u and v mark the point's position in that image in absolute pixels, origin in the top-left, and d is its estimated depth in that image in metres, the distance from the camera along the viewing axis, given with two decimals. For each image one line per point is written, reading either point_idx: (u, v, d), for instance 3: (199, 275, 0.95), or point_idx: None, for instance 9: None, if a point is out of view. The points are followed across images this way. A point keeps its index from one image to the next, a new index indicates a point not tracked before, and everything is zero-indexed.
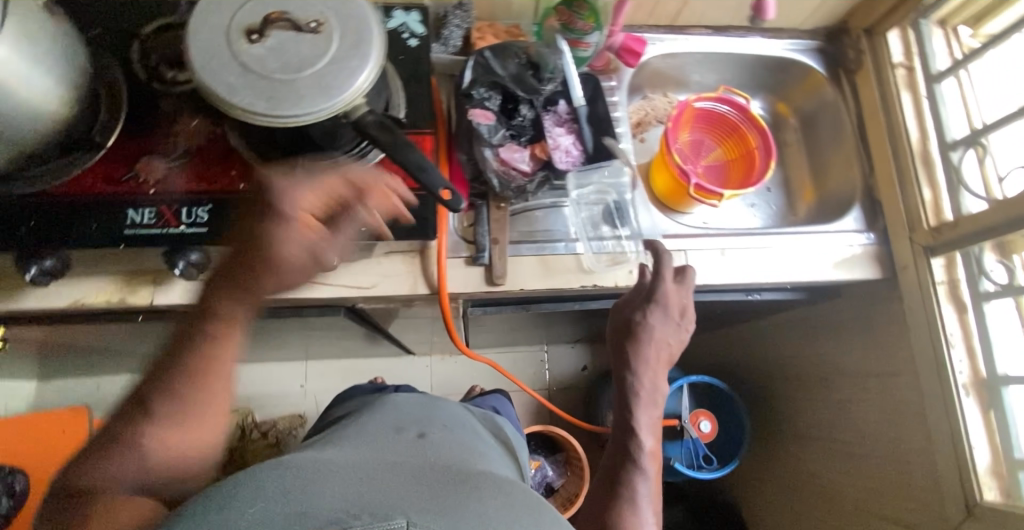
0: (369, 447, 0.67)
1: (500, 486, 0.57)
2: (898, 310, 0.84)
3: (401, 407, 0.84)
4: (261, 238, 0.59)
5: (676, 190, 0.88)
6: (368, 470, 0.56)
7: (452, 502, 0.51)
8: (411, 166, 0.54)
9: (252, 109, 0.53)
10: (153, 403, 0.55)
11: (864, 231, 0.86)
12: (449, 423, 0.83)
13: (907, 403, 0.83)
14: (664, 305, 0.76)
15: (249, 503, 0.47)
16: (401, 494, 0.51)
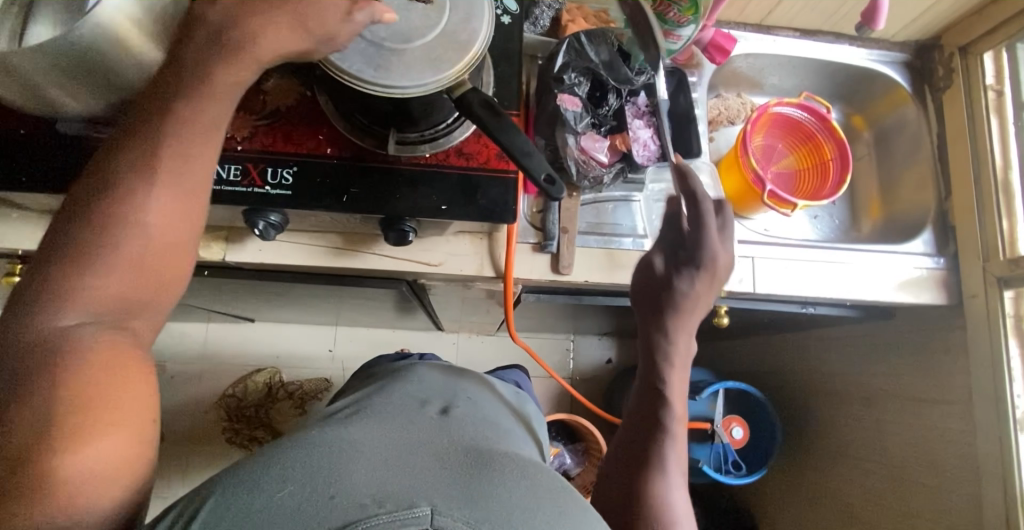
0: (381, 417, 0.55)
1: (549, 479, 0.46)
2: (960, 339, 0.83)
3: (424, 376, 0.75)
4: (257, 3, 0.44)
5: (746, 194, 0.87)
6: (386, 438, 0.47)
7: (491, 477, 0.42)
8: (515, 149, 0.54)
9: (361, 75, 0.52)
10: (134, 169, 0.40)
11: (932, 255, 0.85)
12: (479, 401, 0.71)
13: (957, 431, 0.83)
14: (706, 259, 0.65)
15: (265, 485, 0.39)
16: (426, 472, 0.41)
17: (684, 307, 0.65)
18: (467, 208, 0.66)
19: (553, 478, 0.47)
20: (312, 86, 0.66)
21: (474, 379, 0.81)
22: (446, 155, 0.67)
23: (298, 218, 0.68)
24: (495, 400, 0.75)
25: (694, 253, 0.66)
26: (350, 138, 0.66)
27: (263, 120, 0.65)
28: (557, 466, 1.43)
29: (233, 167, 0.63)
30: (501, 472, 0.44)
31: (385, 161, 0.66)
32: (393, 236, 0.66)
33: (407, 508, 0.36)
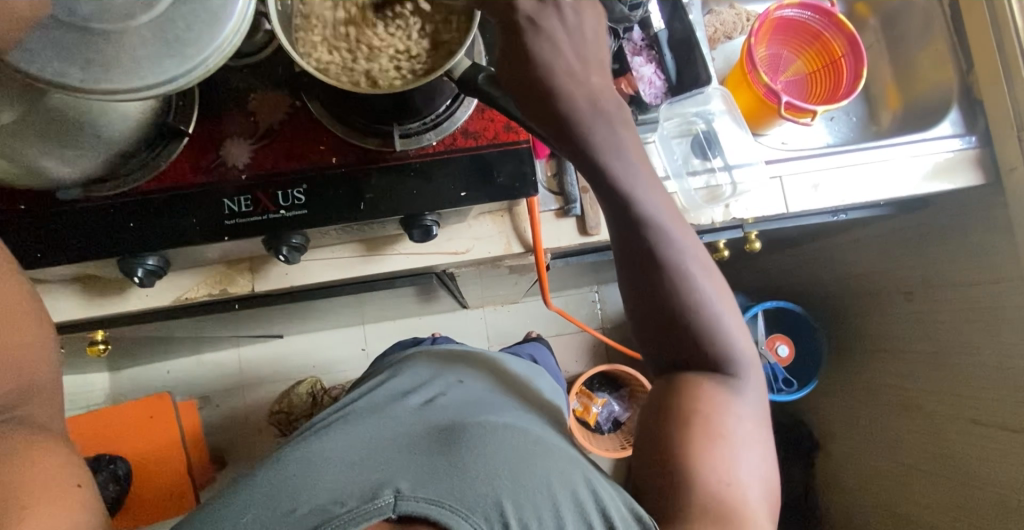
0: (370, 417, 0.67)
1: (505, 445, 0.56)
2: (1003, 216, 0.82)
3: (415, 364, 0.83)
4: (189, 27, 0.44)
5: (760, 110, 0.82)
6: (367, 446, 0.59)
7: (451, 463, 0.53)
8: (532, 120, 0.51)
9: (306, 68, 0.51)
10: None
11: (963, 135, 0.81)
12: (462, 375, 0.78)
13: (1010, 308, 0.83)
14: (573, 75, 0.48)
15: (243, 513, 0.53)
16: (393, 467, 0.54)
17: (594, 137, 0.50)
18: (487, 189, 0.63)
19: (520, 437, 0.58)
20: (301, 94, 0.63)
21: (474, 357, 0.85)
22: (453, 138, 0.64)
23: (318, 235, 0.66)
24: (490, 366, 0.83)
25: (551, 69, 0.47)
26: (351, 142, 0.63)
27: (258, 142, 0.62)
28: (607, 415, 1.46)
29: (242, 197, 0.61)
30: (454, 455, 0.54)
31: (393, 158, 0.63)
32: (417, 234, 0.65)
33: (374, 500, 0.49)
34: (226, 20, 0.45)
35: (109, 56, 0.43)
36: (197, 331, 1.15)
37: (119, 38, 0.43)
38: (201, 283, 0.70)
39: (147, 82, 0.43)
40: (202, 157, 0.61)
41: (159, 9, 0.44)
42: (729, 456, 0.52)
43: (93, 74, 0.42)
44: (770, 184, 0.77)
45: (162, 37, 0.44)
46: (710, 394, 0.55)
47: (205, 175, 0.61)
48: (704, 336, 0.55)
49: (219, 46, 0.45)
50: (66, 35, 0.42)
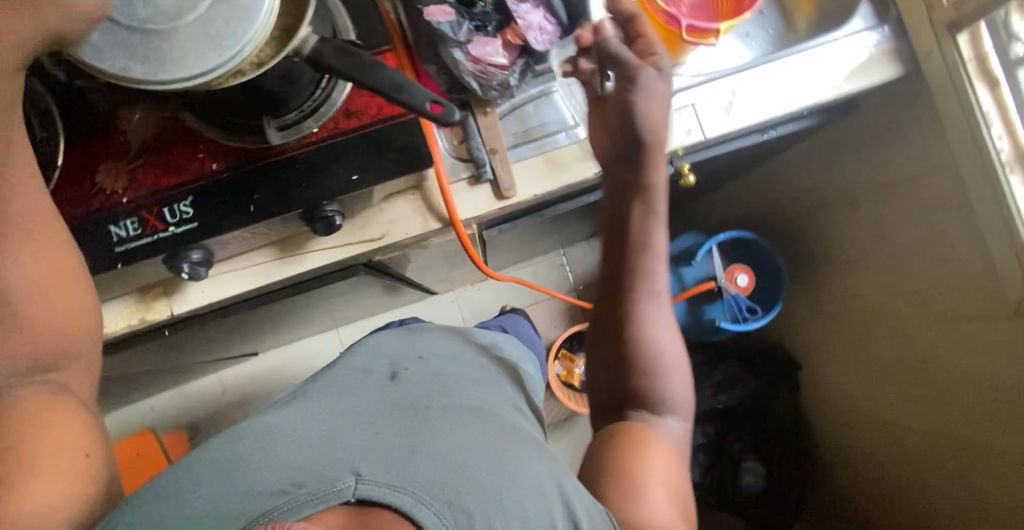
0: (333, 391, 0.65)
1: (469, 441, 0.55)
2: (927, 104, 0.80)
3: (377, 339, 0.82)
4: (223, 29, 0.50)
5: (666, 39, 0.79)
6: (326, 429, 0.56)
7: (416, 451, 0.52)
8: (387, 87, 0.48)
9: (132, 76, 0.49)
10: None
11: (876, 27, 0.78)
12: (429, 349, 0.77)
13: (950, 195, 0.82)
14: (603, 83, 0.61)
15: (193, 490, 0.49)
16: (356, 449, 0.52)
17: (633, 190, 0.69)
18: (379, 169, 0.61)
19: (484, 430, 0.58)
20: (168, 104, 0.60)
21: (435, 331, 0.86)
22: (335, 121, 0.61)
23: (223, 245, 0.64)
24: (456, 342, 0.83)
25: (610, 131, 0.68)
26: (230, 146, 0.60)
27: (135, 161, 0.60)
28: None
29: (128, 221, 0.59)
30: (419, 440, 0.54)
31: (276, 153, 0.60)
32: (320, 226, 0.63)
33: (334, 485, 0.47)
34: (255, 16, 0.49)
35: (163, 51, 0.49)
36: (160, 363, 1.13)
37: (171, 35, 0.50)
38: (118, 316, 0.68)
39: (198, 72, 0.49)
40: (79, 187, 0.59)
41: (201, 10, 0.50)
42: (668, 478, 0.61)
43: (150, 67, 0.49)
44: (680, 117, 0.75)
45: (206, 33, 0.50)
46: (655, 427, 0.65)
47: (84, 205, 0.59)
48: (659, 372, 0.68)
49: (255, 35, 0.49)
50: (133, 37, 0.50)
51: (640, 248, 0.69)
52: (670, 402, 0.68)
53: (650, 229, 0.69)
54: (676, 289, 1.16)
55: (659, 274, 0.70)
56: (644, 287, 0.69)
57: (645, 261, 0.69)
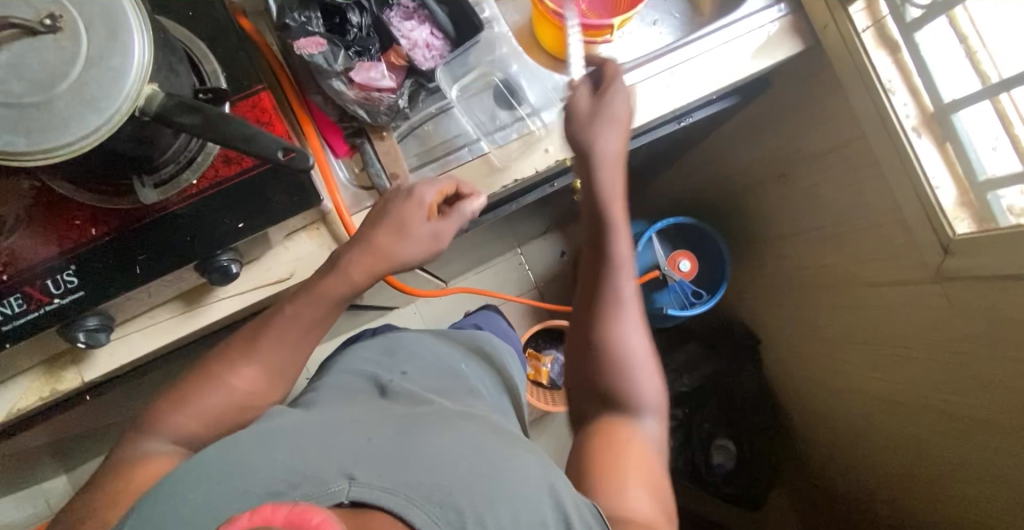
0: (330, 399, 0.62)
1: (463, 443, 0.51)
2: (833, 76, 0.79)
3: (364, 343, 0.80)
4: (97, 94, 0.46)
5: (565, 40, 0.78)
6: (322, 428, 0.53)
7: (407, 451, 0.48)
8: (236, 139, 0.48)
9: (11, 147, 0.45)
10: None
11: (774, 4, 0.78)
12: (422, 353, 0.74)
13: (865, 165, 0.81)
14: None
15: (193, 486, 0.46)
16: (351, 448, 0.48)
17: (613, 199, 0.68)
18: (264, 215, 0.60)
19: (474, 430, 0.55)
20: (39, 173, 0.58)
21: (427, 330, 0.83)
22: (214, 169, 0.59)
23: (121, 307, 0.63)
24: (448, 342, 0.80)
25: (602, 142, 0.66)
26: (109, 208, 0.59)
27: (14, 234, 0.58)
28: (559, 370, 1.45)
29: (13, 297, 0.57)
30: (411, 442, 0.50)
31: (157, 209, 0.59)
32: (217, 277, 0.61)
33: (325, 489, 0.44)
34: (129, 74, 0.46)
35: (42, 121, 0.45)
36: (113, 417, 1.12)
37: (48, 105, 0.45)
38: (28, 390, 0.66)
39: (79, 139, 0.46)
40: None
41: (73, 74, 0.46)
42: (646, 477, 0.57)
43: (35, 138, 0.45)
44: None
45: (82, 99, 0.46)
46: (625, 428, 0.61)
47: None
48: (632, 374, 0.64)
49: (131, 92, 0.46)
50: (6, 110, 0.45)
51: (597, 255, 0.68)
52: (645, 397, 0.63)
53: (610, 236, 0.68)
54: None
55: (621, 277, 0.68)
56: (610, 291, 0.67)
57: (607, 267, 0.67)
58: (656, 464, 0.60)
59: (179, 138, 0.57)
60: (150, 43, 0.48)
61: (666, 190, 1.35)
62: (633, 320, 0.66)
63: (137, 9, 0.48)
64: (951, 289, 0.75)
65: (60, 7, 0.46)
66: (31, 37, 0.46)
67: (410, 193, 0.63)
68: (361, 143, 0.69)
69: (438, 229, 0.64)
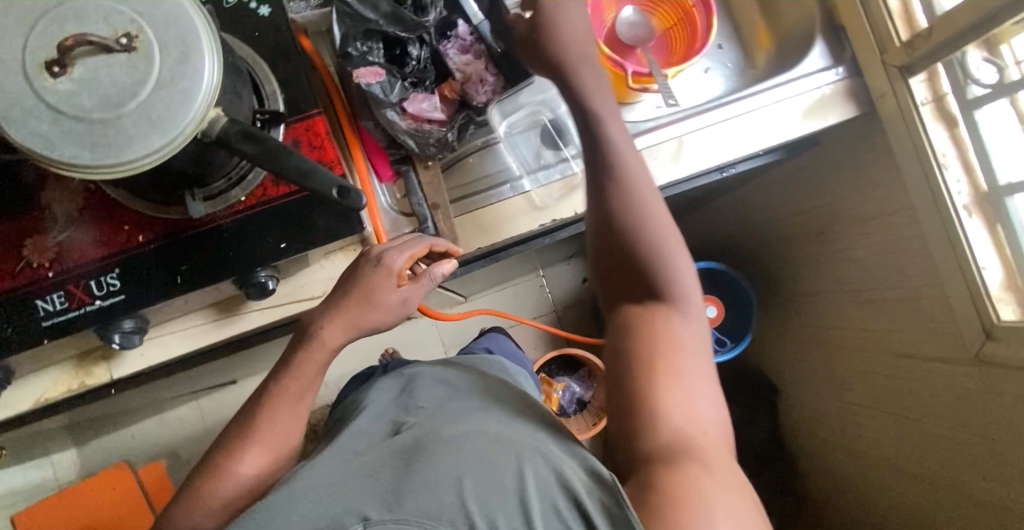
0: (343, 441, 0.61)
1: (466, 451, 0.50)
2: (885, 143, 0.78)
3: (383, 383, 0.79)
4: (164, 116, 0.47)
5: (614, 84, 0.79)
6: (338, 475, 0.52)
7: (413, 483, 0.48)
8: (292, 173, 0.48)
9: (77, 160, 0.46)
10: None
11: (832, 66, 0.77)
12: (434, 382, 0.73)
13: (910, 236, 0.79)
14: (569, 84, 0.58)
15: None
16: (362, 493, 0.49)
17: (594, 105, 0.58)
18: (306, 237, 0.60)
19: (476, 441, 0.52)
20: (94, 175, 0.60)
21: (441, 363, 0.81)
22: (263, 189, 0.60)
23: (157, 311, 0.63)
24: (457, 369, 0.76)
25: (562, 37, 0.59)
26: (156, 216, 0.60)
27: (63, 233, 0.59)
28: (570, 397, 1.43)
29: (56, 294, 0.59)
30: (414, 472, 0.50)
31: (204, 222, 0.60)
32: (253, 293, 0.61)
33: None
34: (196, 97, 0.47)
35: (108, 137, 0.46)
36: (129, 402, 1.13)
37: (115, 121, 0.46)
38: (58, 381, 0.67)
39: (142, 157, 0.47)
40: (6, 261, 0.59)
41: (142, 94, 0.47)
42: (690, 392, 0.50)
43: (100, 154, 0.46)
44: None
45: (149, 118, 0.47)
46: (662, 332, 0.53)
47: (11, 279, 0.58)
48: (663, 266, 0.55)
49: (196, 116, 0.47)
50: (74, 124, 0.46)
51: (607, 151, 0.57)
52: (679, 299, 0.55)
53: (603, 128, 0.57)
54: None
55: (637, 175, 0.57)
56: (608, 194, 0.57)
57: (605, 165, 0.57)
58: (703, 360, 0.52)
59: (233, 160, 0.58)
60: (219, 67, 0.49)
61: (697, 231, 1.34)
62: (657, 220, 0.56)
63: (210, 35, 0.49)
64: (988, 373, 0.73)
65: (137, 27, 0.47)
66: (105, 54, 0.46)
67: (377, 262, 0.60)
68: (406, 170, 0.70)
69: (408, 293, 0.61)
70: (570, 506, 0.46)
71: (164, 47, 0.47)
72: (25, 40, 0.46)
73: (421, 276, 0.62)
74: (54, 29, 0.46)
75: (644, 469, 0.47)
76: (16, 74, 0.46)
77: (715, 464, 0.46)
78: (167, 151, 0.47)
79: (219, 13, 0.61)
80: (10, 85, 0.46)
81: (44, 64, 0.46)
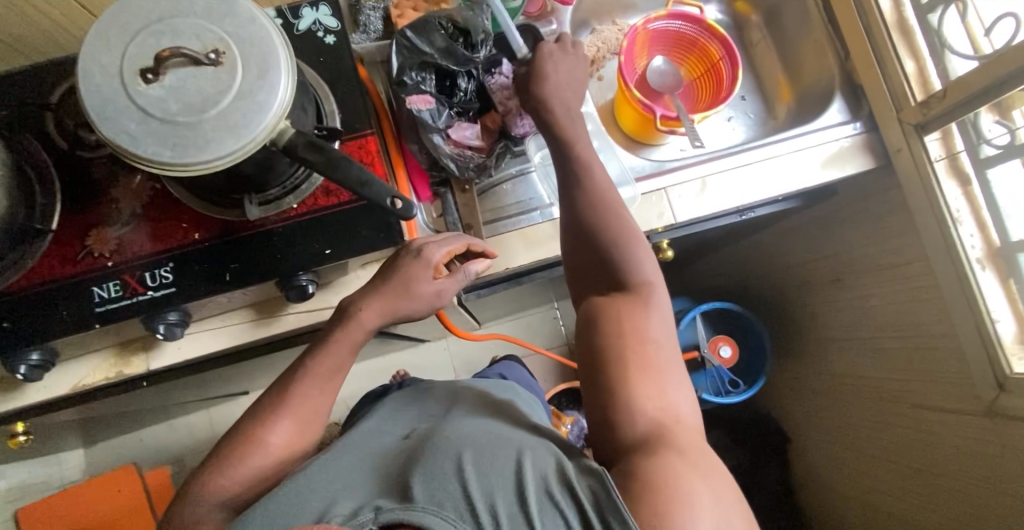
0: (357, 443, 0.61)
1: (466, 447, 0.51)
2: (900, 195, 0.82)
3: (394, 398, 0.78)
4: (241, 123, 0.52)
5: (643, 126, 0.84)
6: (352, 466, 0.55)
7: (421, 470, 0.49)
8: (352, 180, 0.52)
9: (159, 158, 0.51)
10: None
11: (850, 121, 0.81)
12: (444, 394, 0.75)
13: (924, 287, 0.81)
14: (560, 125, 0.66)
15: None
16: (377, 486, 0.50)
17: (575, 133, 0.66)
18: (350, 244, 0.64)
19: (478, 437, 0.53)
20: (160, 175, 0.65)
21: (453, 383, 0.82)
22: (314, 198, 0.65)
23: (200, 306, 0.67)
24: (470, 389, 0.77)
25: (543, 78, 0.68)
26: (212, 217, 0.64)
27: (125, 227, 0.64)
28: (578, 431, 1.38)
29: (112, 283, 0.62)
30: (423, 461, 0.50)
31: (255, 225, 0.64)
32: (294, 294, 0.65)
33: (353, 518, 0.45)
34: (271, 108, 0.52)
35: (189, 139, 0.51)
36: (145, 402, 1.14)
37: (196, 125, 0.51)
38: (98, 368, 0.70)
39: (215, 158, 0.51)
40: (70, 250, 0.63)
41: (223, 102, 0.52)
42: (661, 381, 0.53)
43: (179, 153, 0.51)
44: (652, 202, 0.77)
45: (226, 124, 0.51)
46: (630, 324, 0.57)
47: (73, 267, 0.63)
48: (629, 265, 0.60)
49: (269, 125, 0.52)
50: (159, 125, 0.51)
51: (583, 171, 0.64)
52: (652, 300, 0.59)
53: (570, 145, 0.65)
54: None
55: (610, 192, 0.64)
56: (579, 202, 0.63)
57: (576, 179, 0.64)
58: (670, 350, 0.56)
59: (291, 170, 0.62)
60: (293, 84, 0.54)
61: (713, 272, 1.36)
62: (628, 229, 0.62)
63: (287, 54, 0.54)
64: (1000, 426, 0.74)
65: (225, 45, 0.53)
66: (195, 66, 0.52)
67: (417, 255, 0.65)
68: (444, 192, 0.76)
69: (444, 285, 0.66)
70: (567, 495, 0.45)
71: (247, 63, 0.53)
72: (126, 50, 0.52)
73: (455, 272, 0.68)
74: (153, 42, 0.52)
75: (626, 461, 0.49)
76: (116, 80, 0.51)
77: (688, 449, 0.48)
78: (239, 155, 0.52)
79: (290, 38, 0.67)
80: (109, 89, 0.51)
81: (141, 72, 0.51)
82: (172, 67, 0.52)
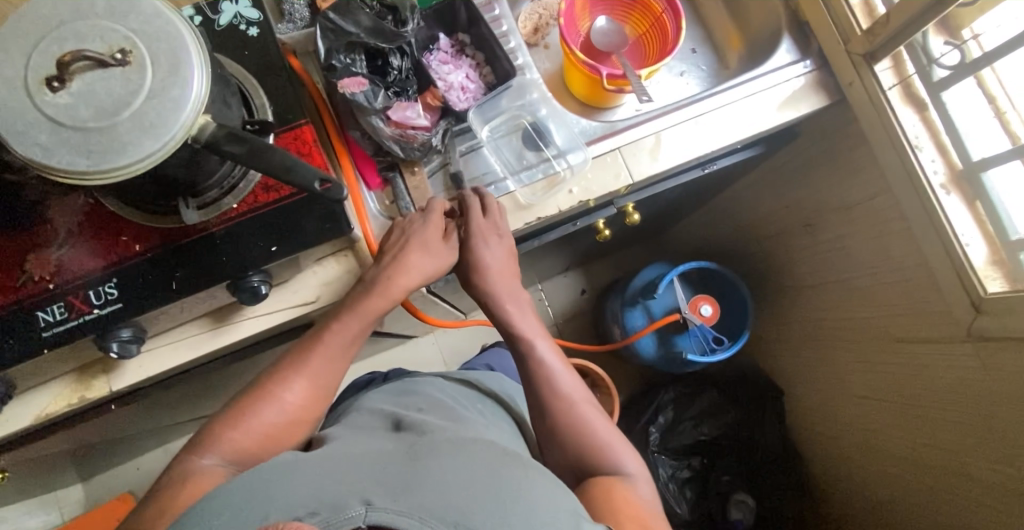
0: (348, 437, 0.60)
1: (479, 460, 0.51)
2: (858, 129, 0.80)
3: (371, 398, 0.76)
4: (158, 123, 0.49)
5: (593, 89, 0.82)
6: (334, 457, 0.53)
7: (422, 475, 0.48)
8: (277, 168, 0.51)
9: (75, 168, 0.49)
10: None
11: (800, 60, 0.80)
12: (434, 391, 0.75)
13: (893, 219, 0.80)
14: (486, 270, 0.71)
15: (216, 514, 0.47)
16: (369, 480, 0.47)
17: (505, 300, 0.72)
18: (296, 239, 0.63)
19: (485, 453, 0.53)
20: (93, 190, 0.63)
21: (428, 378, 0.81)
22: (254, 196, 0.63)
23: (154, 321, 0.65)
24: (451, 390, 0.77)
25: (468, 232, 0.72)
26: (152, 227, 0.62)
27: (63, 247, 0.62)
28: None
29: (56, 306, 0.60)
30: (423, 467, 0.49)
31: (197, 230, 0.62)
32: (246, 296, 0.63)
33: (343, 515, 0.43)
34: (186, 105, 0.50)
35: (104, 145, 0.49)
36: (131, 429, 1.13)
37: (109, 129, 0.49)
38: (60, 395, 0.68)
39: (136, 162, 0.49)
40: (8, 276, 0.61)
41: (136, 103, 0.50)
42: (637, 503, 0.59)
43: (96, 161, 0.49)
44: (608, 163, 0.76)
45: (142, 125, 0.49)
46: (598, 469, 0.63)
47: (13, 293, 0.60)
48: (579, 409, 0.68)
49: (186, 121, 0.50)
50: (71, 134, 0.49)
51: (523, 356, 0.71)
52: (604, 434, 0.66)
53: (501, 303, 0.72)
54: (644, 320, 1.16)
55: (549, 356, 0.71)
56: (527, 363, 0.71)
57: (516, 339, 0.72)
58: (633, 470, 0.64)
59: (224, 170, 0.60)
60: (208, 77, 0.52)
61: (691, 235, 1.35)
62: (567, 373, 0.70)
63: (198, 47, 0.52)
64: (981, 350, 0.73)
65: (131, 43, 0.51)
66: (101, 68, 0.50)
67: (426, 219, 0.68)
68: (393, 176, 0.72)
69: (460, 240, 0.70)
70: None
71: (156, 60, 0.51)
72: (28, 58, 0.50)
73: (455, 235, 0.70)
74: (54, 48, 0.50)
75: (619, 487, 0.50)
76: (19, 90, 0.49)
77: None
78: (159, 156, 0.50)
79: (210, 35, 0.65)
80: (14, 101, 0.49)
81: (45, 80, 0.49)
82: (77, 71, 0.49)
